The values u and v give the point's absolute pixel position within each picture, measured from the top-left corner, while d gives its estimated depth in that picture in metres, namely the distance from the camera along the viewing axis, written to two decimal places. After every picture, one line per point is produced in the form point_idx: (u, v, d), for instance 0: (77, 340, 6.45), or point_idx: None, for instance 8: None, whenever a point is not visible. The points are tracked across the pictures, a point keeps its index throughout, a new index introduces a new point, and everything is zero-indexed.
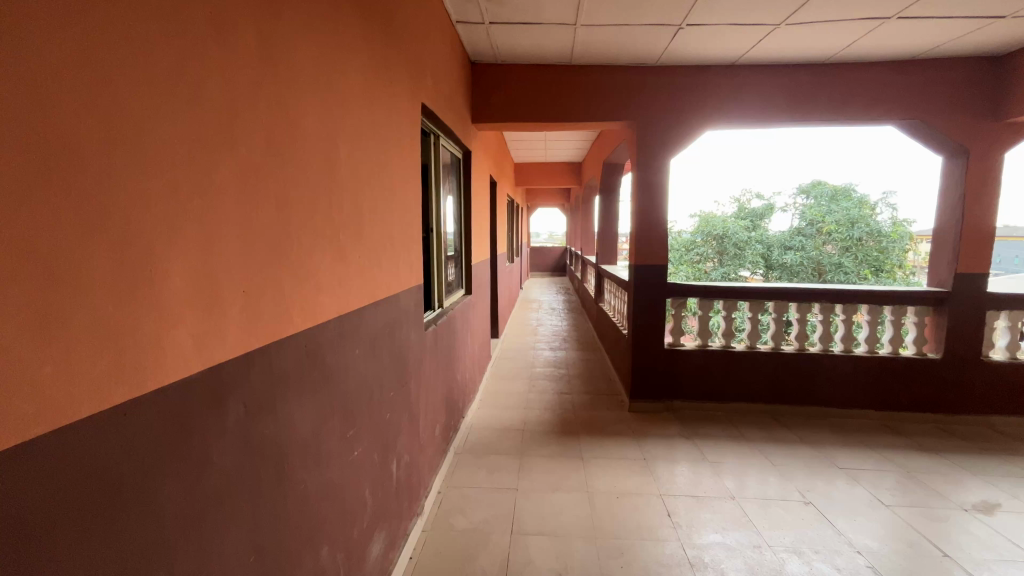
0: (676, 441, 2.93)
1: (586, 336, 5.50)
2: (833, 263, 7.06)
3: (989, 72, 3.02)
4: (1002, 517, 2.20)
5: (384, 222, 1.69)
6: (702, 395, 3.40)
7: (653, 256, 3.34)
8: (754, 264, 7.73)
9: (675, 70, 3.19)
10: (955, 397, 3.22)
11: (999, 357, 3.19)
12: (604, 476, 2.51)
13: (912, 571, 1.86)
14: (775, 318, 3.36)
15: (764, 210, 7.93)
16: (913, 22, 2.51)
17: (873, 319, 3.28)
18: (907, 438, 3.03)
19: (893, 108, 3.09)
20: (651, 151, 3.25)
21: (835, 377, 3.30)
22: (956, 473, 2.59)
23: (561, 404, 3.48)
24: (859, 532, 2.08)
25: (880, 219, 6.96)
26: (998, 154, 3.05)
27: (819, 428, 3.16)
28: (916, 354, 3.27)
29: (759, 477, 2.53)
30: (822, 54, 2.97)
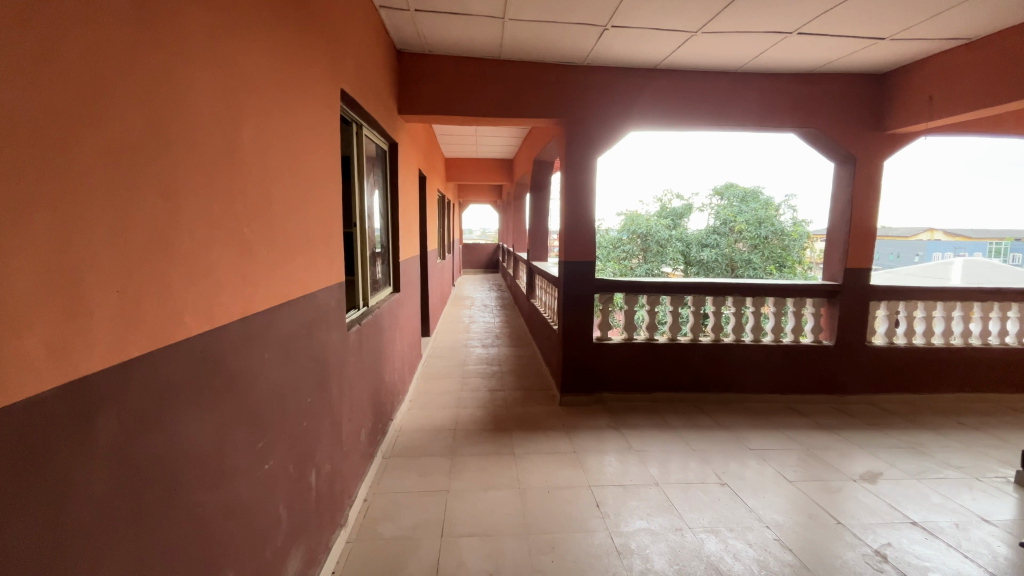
0: (605, 432, 3.01)
1: (518, 332, 5.52)
2: (744, 260, 7.65)
3: (870, 89, 3.39)
4: (883, 485, 2.48)
5: (298, 215, 1.56)
6: (628, 387, 3.53)
7: (582, 252, 3.40)
8: (675, 261, 8.16)
9: (602, 71, 3.26)
10: (845, 379, 3.59)
11: (879, 343, 3.60)
12: (536, 471, 2.52)
13: (811, 539, 2.03)
14: (694, 311, 3.56)
15: (683, 210, 8.27)
16: (810, 38, 2.75)
17: (778, 311, 3.57)
18: (807, 418, 3.33)
19: (793, 117, 3.37)
20: (579, 149, 3.32)
21: (746, 365, 3.56)
22: (847, 448, 2.89)
23: (493, 402, 3.46)
24: (767, 508, 2.25)
25: (782, 220, 7.63)
26: (878, 161, 3.42)
27: (733, 413, 3.39)
28: (814, 342, 3.61)
29: (681, 462, 2.66)
30: (734, 63, 3.17)
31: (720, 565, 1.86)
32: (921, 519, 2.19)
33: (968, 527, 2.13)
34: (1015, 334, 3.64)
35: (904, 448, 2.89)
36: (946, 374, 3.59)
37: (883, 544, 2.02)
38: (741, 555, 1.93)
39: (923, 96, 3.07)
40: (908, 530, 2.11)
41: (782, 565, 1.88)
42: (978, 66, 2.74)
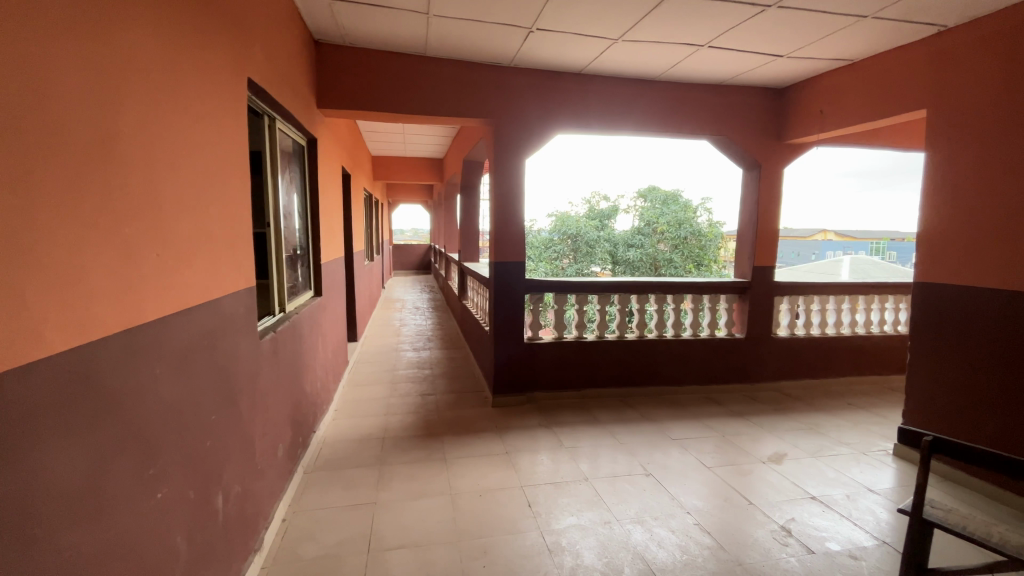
0: (536, 431, 3.04)
1: (450, 334, 5.44)
2: (666, 259, 8.06)
3: (771, 102, 3.70)
4: (788, 465, 2.70)
5: (196, 214, 1.42)
6: (559, 385, 3.59)
7: (512, 253, 3.41)
8: (604, 261, 8.46)
9: (528, 73, 3.29)
10: (755, 368, 3.89)
11: (783, 334, 3.94)
12: (467, 475, 2.49)
13: (726, 520, 2.17)
14: (620, 309, 3.69)
15: (610, 211, 8.59)
16: (719, 52, 2.94)
17: (695, 307, 3.80)
18: (722, 406, 3.57)
19: (706, 125, 3.59)
20: (507, 150, 3.32)
21: (668, 359, 3.74)
22: (757, 432, 3.12)
23: (424, 406, 3.37)
24: (688, 494, 2.37)
25: (700, 221, 8.09)
26: (779, 168, 3.74)
27: (657, 405, 3.55)
28: (728, 335, 3.88)
29: (609, 456, 2.75)
30: (652, 71, 3.32)
31: (646, 554, 1.93)
32: (818, 493, 2.41)
33: (857, 497, 2.38)
34: (904, 322, 4.15)
35: (804, 429, 3.18)
36: (838, 360, 3.99)
37: (788, 519, 2.19)
38: (664, 542, 2.01)
39: (815, 109, 3.40)
40: (808, 505, 2.31)
41: (701, 548, 1.98)
42: (860, 85, 3.08)
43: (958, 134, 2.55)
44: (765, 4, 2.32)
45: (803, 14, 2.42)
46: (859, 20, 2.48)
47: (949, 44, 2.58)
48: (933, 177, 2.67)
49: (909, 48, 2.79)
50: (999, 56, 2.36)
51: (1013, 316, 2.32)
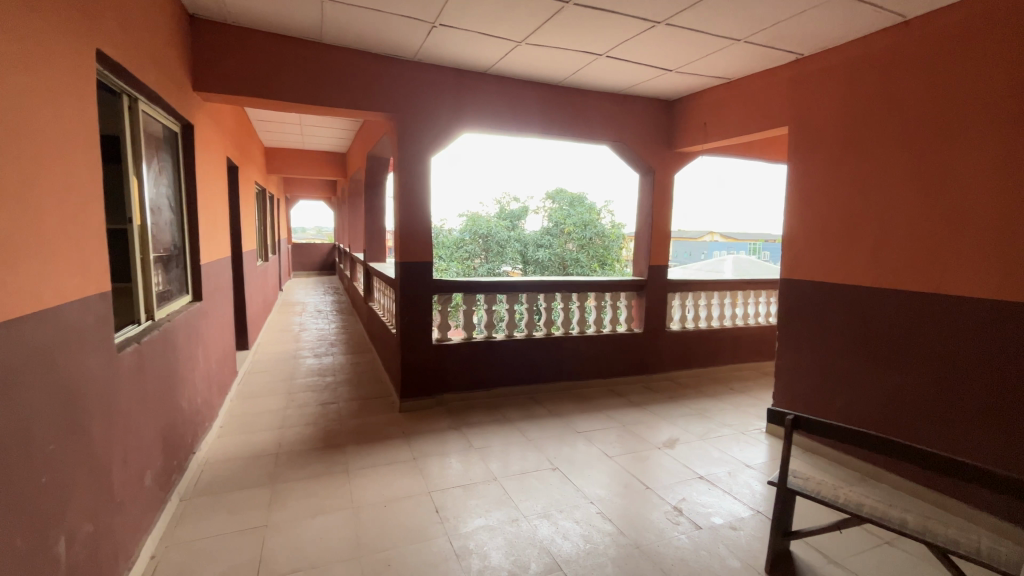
0: (446, 435, 2.98)
1: (356, 338, 5.19)
2: (573, 258, 8.37)
3: (662, 113, 3.99)
4: (680, 448, 2.92)
5: (22, 208, 1.18)
6: (469, 385, 3.57)
7: (419, 253, 3.33)
8: (514, 260, 8.48)
9: (433, 69, 3.22)
10: (651, 360, 4.17)
11: (675, 328, 4.27)
12: (371, 486, 2.37)
13: (625, 506, 2.29)
14: (528, 308, 3.75)
15: (520, 212, 8.64)
16: (616, 62, 3.10)
17: (598, 304, 3.98)
18: (623, 397, 3.78)
19: (605, 130, 3.77)
20: (411, 146, 3.23)
21: (574, 355, 3.88)
22: (654, 420, 3.35)
23: (325, 417, 3.17)
24: (591, 485, 2.47)
25: (604, 223, 8.55)
26: (668, 174, 4.05)
27: (564, 400, 3.67)
28: (627, 330, 4.12)
29: (518, 453, 2.78)
30: (555, 77, 3.42)
31: (551, 548, 1.97)
32: (705, 472, 2.64)
33: (737, 473, 2.64)
34: (773, 313, 4.69)
35: (694, 414, 3.47)
36: (721, 349, 4.42)
37: (680, 499, 2.37)
38: (569, 533, 2.07)
39: (700, 122, 3.72)
40: (697, 484, 2.52)
41: (603, 536, 2.07)
42: (735, 102, 3.42)
43: (812, 149, 2.93)
44: (655, 20, 2.48)
45: (687, 33, 2.63)
46: (733, 42, 2.75)
47: (804, 71, 2.96)
48: (794, 186, 3.05)
49: (773, 71, 3.15)
50: (841, 83, 2.76)
51: (857, 306, 2.71)
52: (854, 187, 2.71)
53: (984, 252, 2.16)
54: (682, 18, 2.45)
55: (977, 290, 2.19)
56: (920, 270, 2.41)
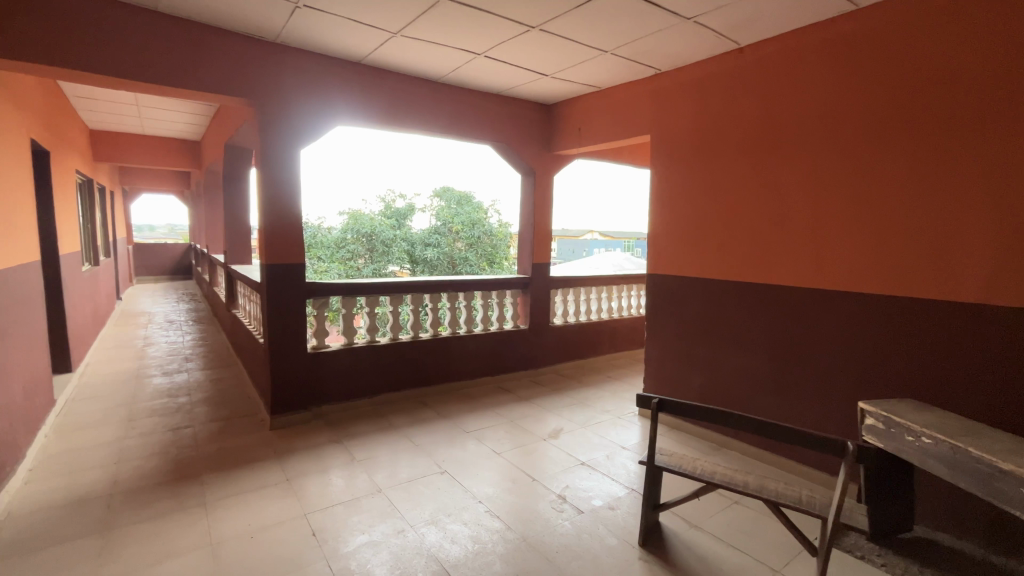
0: (325, 450, 2.77)
1: (217, 351, 4.60)
2: (462, 257, 8.28)
3: (539, 116, 4.13)
4: (564, 438, 3.05)
5: None
6: (351, 393, 3.36)
7: (288, 254, 3.05)
8: (401, 260, 8.06)
9: (299, 54, 2.96)
10: (537, 355, 4.31)
11: (558, 322, 4.48)
12: (235, 517, 2.11)
13: (513, 502, 2.32)
14: (413, 309, 3.64)
15: (406, 211, 8.21)
16: (493, 63, 3.13)
17: (485, 303, 4.01)
18: (511, 393, 3.85)
19: (486, 130, 3.81)
20: (276, 137, 2.95)
21: (462, 354, 3.87)
22: (540, 412, 3.46)
23: (177, 444, 2.75)
24: (480, 484, 2.47)
25: (492, 222, 8.65)
26: (547, 176, 4.23)
27: (453, 401, 3.63)
28: (514, 326, 4.21)
29: (405, 460, 2.69)
30: (434, 73, 3.35)
31: (439, 554, 1.92)
32: (586, 458, 2.79)
33: (614, 455, 2.83)
34: (642, 305, 5.16)
35: (576, 403, 3.66)
36: (599, 340, 4.73)
37: (564, 487, 2.47)
38: (457, 537, 2.04)
39: (575, 126, 3.93)
40: (580, 471, 2.65)
41: (492, 534, 2.07)
42: (604, 110, 3.68)
43: (670, 156, 3.26)
44: (530, 24, 2.54)
45: (560, 41, 2.74)
46: (601, 53, 2.93)
47: (661, 85, 3.27)
48: (655, 189, 3.35)
49: (636, 83, 3.44)
50: (691, 99, 3.10)
51: (708, 296, 3.08)
52: (704, 190, 3.07)
53: (802, 250, 2.60)
54: (555, 25, 2.54)
55: (796, 281, 2.63)
56: (757, 265, 2.81)
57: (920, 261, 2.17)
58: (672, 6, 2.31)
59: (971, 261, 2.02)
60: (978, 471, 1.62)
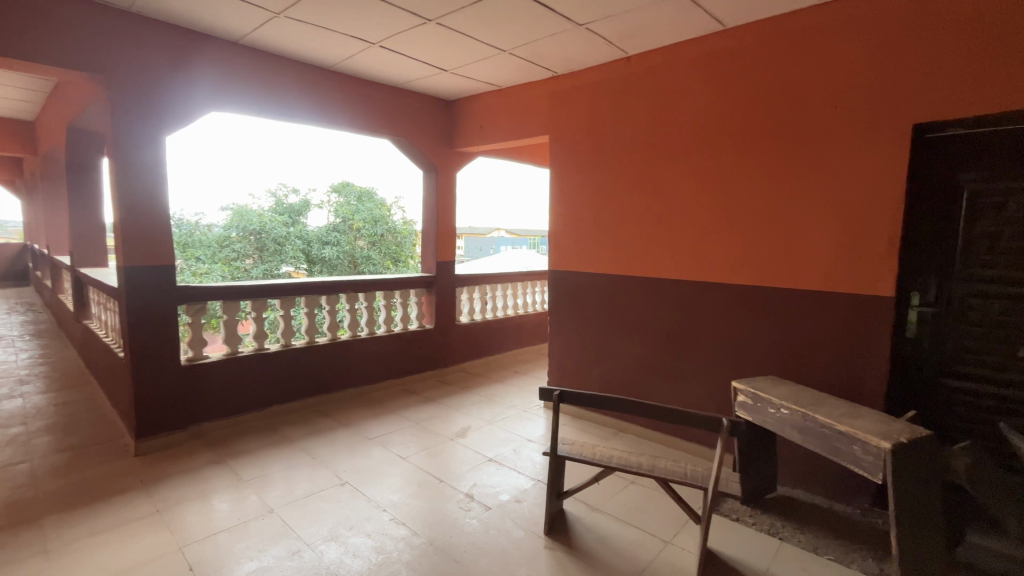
0: (206, 472, 2.48)
1: (66, 369, 3.93)
2: (364, 256, 7.74)
3: (440, 112, 4.08)
4: (471, 436, 3.05)
5: None
6: (237, 407, 3.06)
7: (153, 255, 2.68)
8: (297, 260, 7.19)
9: (161, 27, 2.61)
10: (443, 354, 4.26)
11: (465, 320, 4.47)
12: (89, 562, 1.81)
13: (420, 506, 2.26)
14: (308, 312, 3.40)
15: (300, 207, 7.40)
16: (390, 54, 3.01)
17: (387, 303, 3.87)
18: (418, 394, 3.76)
19: (384, 124, 3.67)
20: (134, 121, 2.57)
21: (364, 358, 3.70)
22: (447, 413, 3.42)
23: (9, 483, 2.30)
24: (384, 491, 2.37)
25: (395, 219, 8.18)
26: (449, 173, 4.19)
27: (355, 407, 3.45)
28: (419, 326, 4.12)
29: (301, 475, 2.50)
30: (324, 59, 3.14)
31: (339, 571, 1.81)
32: (494, 454, 2.81)
33: (520, 449, 2.88)
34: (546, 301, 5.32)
35: (483, 400, 3.68)
36: (506, 336, 4.80)
37: (471, 486, 2.47)
38: (359, 550, 1.94)
39: (477, 124, 3.94)
40: (487, 467, 2.66)
41: (396, 542, 2.00)
42: (504, 109, 3.73)
43: (566, 156, 3.38)
44: (425, 17, 2.48)
45: (458, 36, 2.72)
46: (499, 52, 2.96)
47: (557, 87, 3.39)
48: (554, 187, 3.47)
49: (534, 84, 3.53)
50: (586, 102, 3.24)
51: (604, 291, 3.25)
52: (598, 189, 3.23)
53: (683, 244, 2.84)
54: (451, 19, 2.50)
55: (678, 274, 2.88)
56: (646, 260, 3.03)
57: (778, 256, 2.49)
58: (564, 11, 2.39)
59: (816, 256, 2.36)
60: (822, 433, 1.90)
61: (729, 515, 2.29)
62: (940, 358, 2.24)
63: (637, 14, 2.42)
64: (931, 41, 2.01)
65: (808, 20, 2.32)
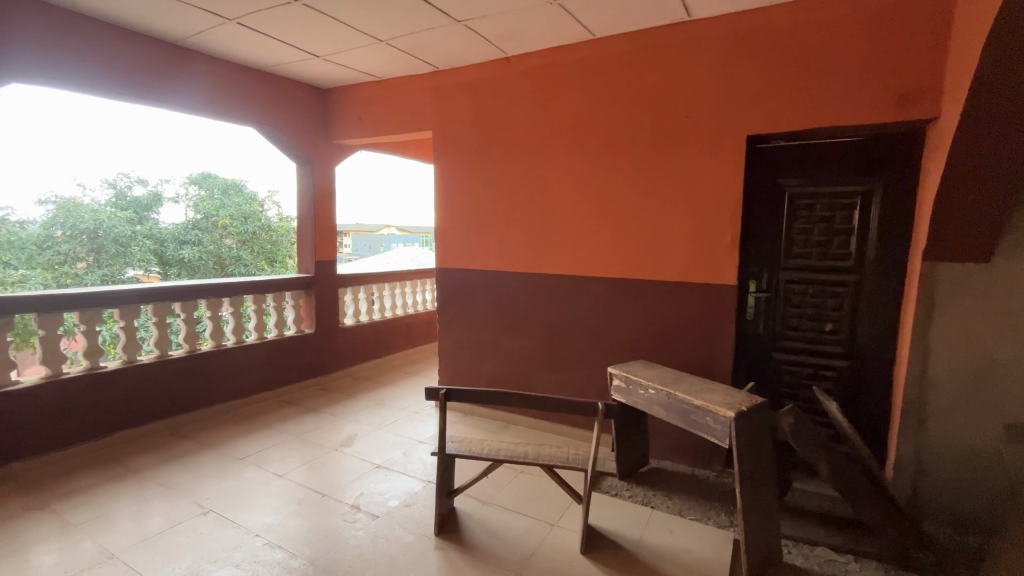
0: (19, 522, 2.05)
1: None
2: (233, 256, 6.93)
3: (313, 101, 3.81)
4: (357, 444, 2.91)
5: None
6: (63, 439, 2.57)
7: None
8: (146, 263, 5.98)
9: None
10: (326, 359, 4.01)
11: (349, 323, 4.24)
12: None
13: (300, 526, 2.10)
14: (157, 322, 2.96)
15: (149, 201, 6.13)
16: (251, 32, 2.72)
17: (258, 308, 3.52)
18: (297, 405, 3.49)
19: (248, 111, 3.32)
20: None
21: (232, 370, 3.34)
22: (330, 422, 3.21)
23: None
24: (257, 515, 2.16)
25: (269, 215, 7.42)
26: (326, 167, 3.95)
27: (221, 425, 3.09)
28: (297, 332, 3.81)
29: (151, 511, 2.17)
30: (166, 32, 2.73)
31: None
32: (382, 460, 2.71)
33: (410, 452, 2.82)
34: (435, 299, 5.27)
35: (371, 405, 3.53)
36: (393, 337, 4.67)
37: (357, 496, 2.35)
38: None
39: (355, 115, 3.75)
40: (375, 474, 2.56)
41: (271, 568, 1.83)
42: (384, 102, 3.60)
43: (450, 152, 3.36)
44: None
45: (330, 21, 2.55)
46: (376, 42, 2.83)
47: (438, 83, 3.35)
48: (438, 183, 3.42)
49: (415, 78, 3.45)
50: (468, 99, 3.25)
51: (491, 287, 3.29)
52: (482, 186, 3.25)
53: (562, 240, 2.99)
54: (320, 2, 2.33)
55: (559, 269, 3.02)
56: (529, 256, 3.13)
57: (645, 250, 2.72)
58: (442, 6, 2.35)
59: (676, 251, 2.63)
60: (683, 408, 2.12)
61: (609, 491, 2.47)
62: (772, 335, 2.65)
63: (514, 16, 2.47)
64: (758, 68, 2.35)
65: (663, 38, 2.57)
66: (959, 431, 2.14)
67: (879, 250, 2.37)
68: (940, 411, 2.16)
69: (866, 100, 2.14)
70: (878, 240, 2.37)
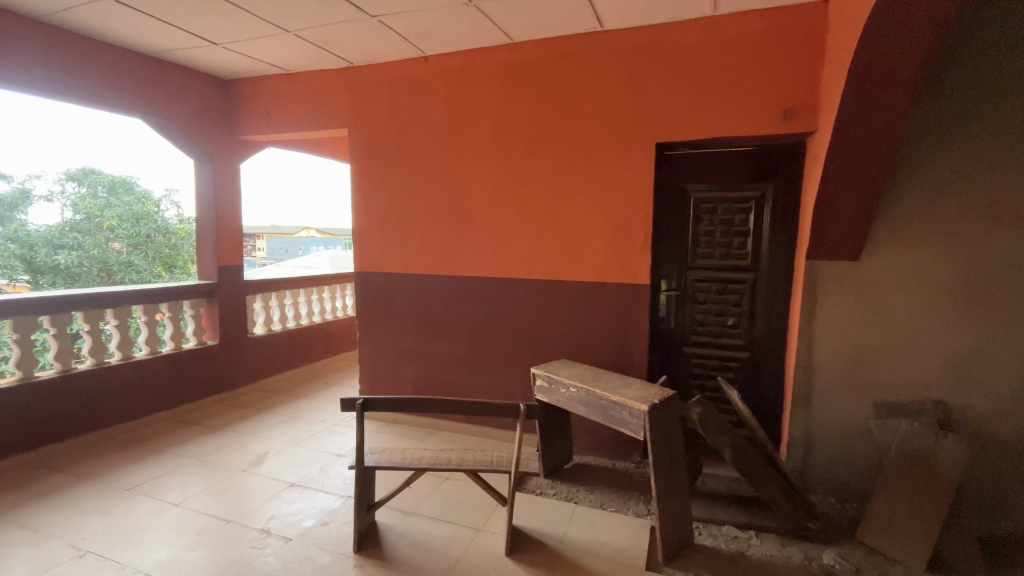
0: None
1: None
2: (122, 262, 6.02)
3: (213, 92, 3.50)
4: (268, 462, 2.70)
5: None
6: None
7: None
8: (9, 271, 5.19)
9: None
10: (233, 373, 3.70)
11: (259, 332, 3.95)
12: None
13: (200, 558, 1.90)
14: (20, 340, 2.56)
15: (14, 198, 5.30)
16: (133, 12, 2.44)
17: (151, 319, 3.16)
18: (199, 425, 3.18)
19: (134, 100, 2.98)
20: None
21: (118, 389, 2.97)
22: (238, 441, 2.96)
23: None
24: (147, 551, 1.93)
25: (165, 216, 6.58)
26: (230, 165, 3.65)
27: (103, 453, 2.74)
28: (198, 344, 3.48)
29: (10, 559, 1.86)
30: (25, 6, 2.38)
31: None
32: (297, 478, 2.54)
33: (328, 467, 2.67)
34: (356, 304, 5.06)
35: (285, 419, 3.30)
36: (311, 346, 4.41)
37: (268, 519, 2.18)
38: None
39: (262, 110, 3.51)
40: (288, 494, 2.39)
41: None
42: (294, 96, 3.40)
43: (366, 151, 3.24)
44: None
45: (227, 7, 2.35)
46: (281, 32, 2.66)
47: (353, 79, 3.21)
48: (355, 184, 3.28)
49: (327, 72, 3.28)
50: (384, 97, 3.15)
51: (413, 290, 3.21)
52: (401, 188, 3.17)
53: (483, 243, 2.98)
54: None
55: (481, 271, 3.01)
56: (450, 258, 3.09)
57: (564, 252, 2.79)
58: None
59: (593, 252, 2.72)
60: (601, 404, 2.20)
61: (534, 490, 2.50)
62: (681, 331, 2.82)
63: (429, 15, 2.43)
64: (663, 79, 2.50)
65: (577, 46, 2.65)
66: (837, 411, 2.40)
67: (770, 251, 2.61)
68: (822, 394, 2.41)
69: (755, 114, 2.35)
70: (769, 241, 2.61)
